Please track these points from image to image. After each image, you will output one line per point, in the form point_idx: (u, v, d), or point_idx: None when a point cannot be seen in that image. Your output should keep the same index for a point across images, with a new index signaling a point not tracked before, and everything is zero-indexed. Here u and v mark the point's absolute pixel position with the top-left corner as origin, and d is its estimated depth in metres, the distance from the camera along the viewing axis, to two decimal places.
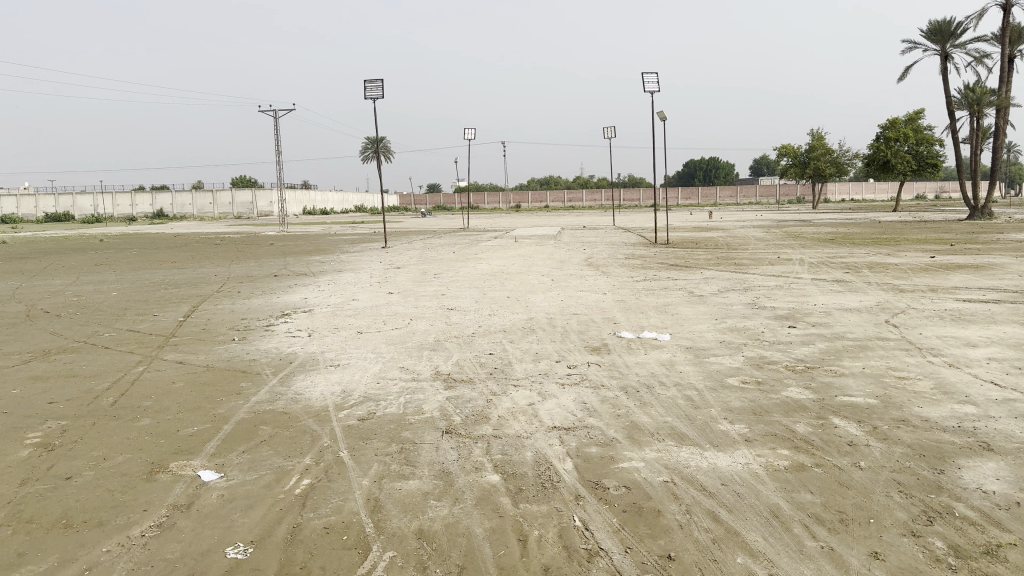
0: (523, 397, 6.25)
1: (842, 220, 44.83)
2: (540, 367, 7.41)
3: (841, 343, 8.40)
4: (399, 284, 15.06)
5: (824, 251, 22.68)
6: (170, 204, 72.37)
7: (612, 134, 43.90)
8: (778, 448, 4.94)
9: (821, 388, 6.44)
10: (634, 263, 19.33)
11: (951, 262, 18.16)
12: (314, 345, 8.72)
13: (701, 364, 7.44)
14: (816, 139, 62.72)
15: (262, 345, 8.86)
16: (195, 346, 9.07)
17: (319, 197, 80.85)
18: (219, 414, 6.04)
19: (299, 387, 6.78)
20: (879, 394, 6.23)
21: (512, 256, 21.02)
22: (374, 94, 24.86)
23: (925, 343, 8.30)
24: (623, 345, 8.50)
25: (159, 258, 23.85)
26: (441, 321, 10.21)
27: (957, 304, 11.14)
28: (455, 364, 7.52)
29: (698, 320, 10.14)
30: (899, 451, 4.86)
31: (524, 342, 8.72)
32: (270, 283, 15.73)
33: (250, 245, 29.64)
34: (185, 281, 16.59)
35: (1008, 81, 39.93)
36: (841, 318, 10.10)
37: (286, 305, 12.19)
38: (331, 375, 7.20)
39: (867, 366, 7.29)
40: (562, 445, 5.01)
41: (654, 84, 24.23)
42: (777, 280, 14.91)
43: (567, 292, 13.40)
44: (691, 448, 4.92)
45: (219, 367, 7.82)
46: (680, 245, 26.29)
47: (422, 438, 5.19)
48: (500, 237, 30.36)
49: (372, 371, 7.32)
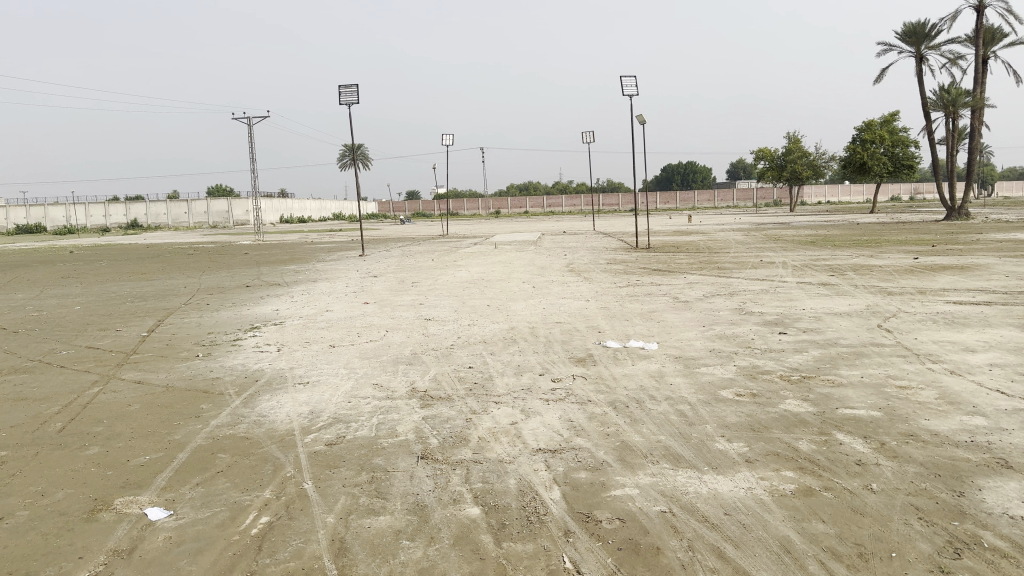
0: (504, 416, 5.82)
1: (820, 222, 44.97)
2: (523, 381, 7.00)
3: (835, 350, 8.06)
4: (376, 293, 14.58)
5: (805, 254, 22.47)
6: (145, 214, 71.12)
7: (590, 138, 43.70)
8: (782, 470, 4.55)
9: (820, 400, 6.08)
10: (616, 268, 19.01)
11: (935, 263, 17.99)
12: (283, 361, 8.23)
13: (693, 375, 7.05)
14: (793, 141, 62.98)
15: (227, 361, 8.39)
16: (156, 363, 8.56)
17: (296, 205, 80.00)
18: (174, 441, 5.62)
19: (263, 408, 6.34)
20: (882, 406, 5.87)
21: (492, 263, 20.59)
22: (348, 99, 24.38)
23: (923, 349, 7.97)
24: (609, 355, 8.10)
25: (128, 270, 23.16)
26: (418, 332, 9.78)
27: (949, 307, 10.87)
28: (432, 379, 7.09)
29: (686, 327, 9.76)
30: (912, 470, 4.50)
31: (505, 353, 8.31)
32: (242, 294, 15.19)
33: (223, 255, 28.96)
34: (153, 294, 16.00)
35: (982, 82, 40.16)
36: (831, 323, 9.76)
37: (256, 318, 11.68)
38: (298, 394, 6.75)
39: (866, 374, 6.95)
40: (548, 470, 4.59)
41: (632, 87, 23.94)
42: (761, 284, 14.61)
43: (549, 300, 13.00)
44: (689, 471, 4.53)
45: (179, 386, 7.36)
46: (661, 249, 26.02)
47: (395, 465, 4.75)
48: (480, 243, 29.98)
49: (343, 389, 6.87)
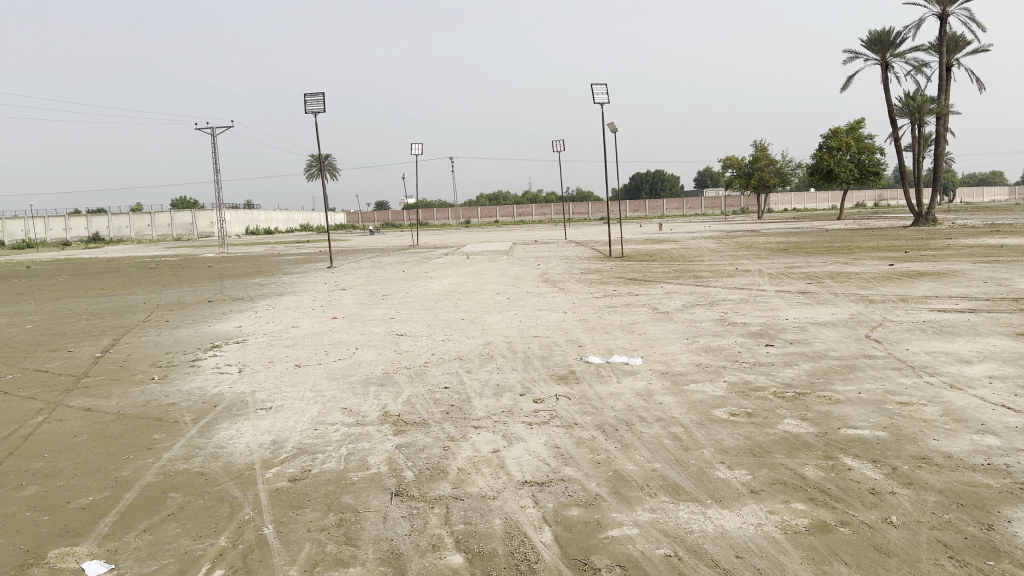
0: (485, 443, 5.37)
1: (790, 229, 45.18)
2: (503, 403, 6.55)
3: (827, 363, 7.72)
4: (345, 307, 14.06)
5: (780, 261, 22.36)
6: (107, 227, 69.47)
7: (560, 147, 43.58)
8: (792, 502, 4.16)
9: (820, 419, 5.72)
10: (591, 278, 18.69)
11: (911, 269, 17.91)
12: (244, 384, 7.70)
13: (682, 393, 6.66)
14: (760, 150, 63.48)
15: (184, 385, 7.85)
16: (107, 388, 8.00)
17: (263, 216, 78.86)
18: (121, 479, 5.11)
19: (222, 439, 5.84)
20: (886, 426, 5.53)
21: (464, 274, 20.16)
22: (315, 108, 23.85)
23: (917, 361, 7.67)
24: (592, 372, 7.68)
25: (86, 285, 22.30)
26: (389, 349, 9.30)
27: (934, 315, 10.64)
28: (406, 402, 6.62)
29: (669, 340, 9.39)
30: (931, 499, 4.14)
31: (482, 371, 7.87)
32: (204, 309, 14.57)
33: (186, 269, 28.13)
34: (110, 310, 15.29)
35: (946, 89, 40.68)
36: (817, 333, 9.46)
37: (218, 335, 11.12)
38: (260, 422, 6.25)
39: (863, 390, 6.62)
40: (537, 507, 4.16)
41: (603, 95, 23.71)
42: (740, 293, 14.34)
43: (525, 312, 12.58)
44: (691, 506, 4.12)
45: (131, 414, 6.82)
46: (634, 258, 25.77)
47: (366, 505, 4.28)
48: (451, 254, 29.55)
49: (309, 415, 6.37)
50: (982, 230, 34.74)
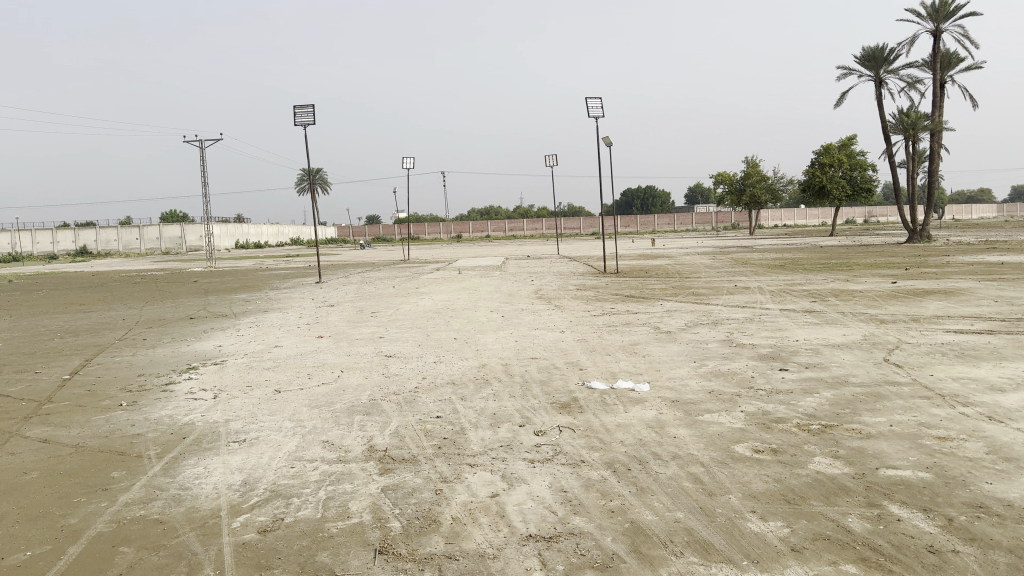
0: (482, 485, 4.76)
1: (783, 245, 44.74)
2: (501, 436, 5.94)
3: (849, 391, 7.15)
4: (332, 325, 13.41)
5: (780, 278, 21.87)
6: (95, 240, 68.49)
7: (553, 161, 43.15)
8: (841, 564, 3.59)
9: (854, 457, 5.16)
10: (587, 295, 18.13)
11: (916, 287, 17.42)
12: (218, 412, 7.07)
13: (698, 424, 6.07)
14: (751, 166, 63.35)
15: (153, 413, 7.22)
16: (70, 415, 7.36)
17: (252, 230, 78.02)
18: (69, 528, 4.48)
19: (187, 480, 5.21)
20: (929, 466, 4.97)
21: (457, 290, 19.55)
22: (304, 120, 23.29)
23: (946, 389, 7.11)
24: (597, 400, 7.08)
25: (65, 301, 21.56)
26: (377, 372, 8.69)
27: (951, 337, 10.11)
28: (393, 434, 6.01)
29: (676, 363, 8.80)
30: (1002, 561, 3.58)
31: (477, 398, 7.26)
32: (185, 327, 13.90)
33: (171, 283, 27.37)
34: (87, 328, 14.58)
35: (940, 105, 40.52)
36: (832, 356, 8.91)
37: (195, 356, 10.47)
38: (230, 459, 5.63)
39: (893, 422, 6.06)
40: (545, 570, 3.56)
41: (598, 109, 23.25)
42: (743, 311, 13.78)
43: (521, 331, 11.98)
44: (724, 569, 3.54)
45: (90, 447, 6.19)
46: (630, 274, 25.22)
47: (345, 566, 3.69)
48: (443, 269, 28.97)
49: (286, 449, 5.75)
50: (978, 246, 34.42)
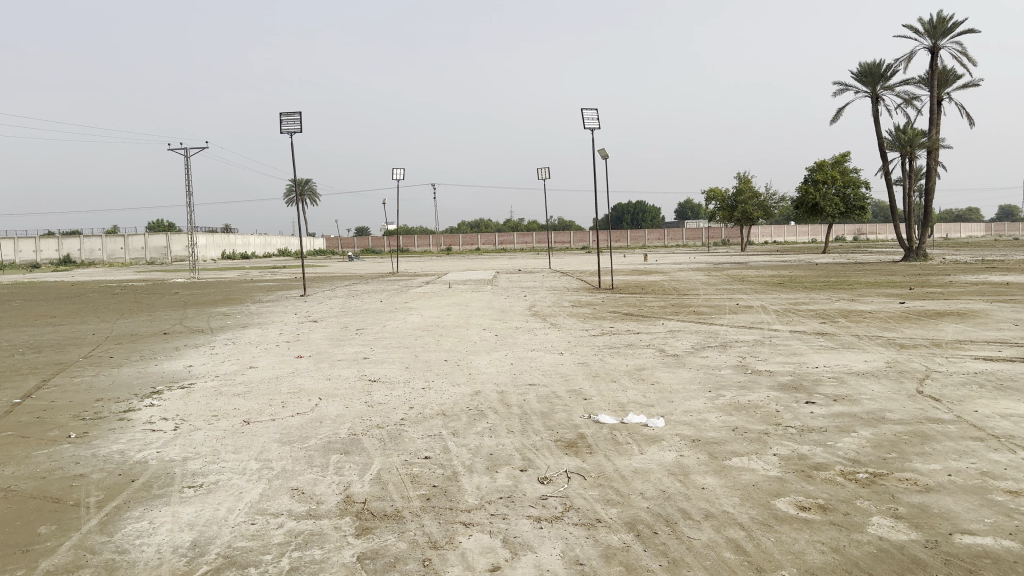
0: (481, 554, 3.93)
1: (778, 262, 44.14)
2: (501, 483, 5.11)
3: (890, 431, 6.35)
4: (314, 343, 12.51)
5: (782, 296, 21.10)
6: (79, 248, 67.26)
7: (546, 174, 42.52)
8: None
9: (920, 519, 4.36)
10: (584, 312, 17.32)
11: (926, 307, 16.70)
12: (176, 448, 6.20)
13: (728, 471, 5.26)
14: (744, 181, 62.94)
15: (103, 448, 6.35)
16: (9, 449, 6.46)
17: (239, 240, 76.81)
18: None
19: (127, 541, 4.34)
20: (1011, 531, 4.16)
21: (447, 306, 18.68)
22: (290, 128, 22.48)
23: (999, 429, 6.31)
24: (607, 438, 6.25)
25: (35, 313, 20.47)
26: (359, 400, 7.82)
27: (983, 365, 9.32)
28: (375, 481, 5.16)
29: (689, 393, 7.98)
30: None
31: (471, 435, 6.41)
32: (156, 344, 12.96)
33: (150, 295, 26.24)
34: (53, 343, 13.63)
35: (937, 123, 40.07)
36: (859, 387, 8.11)
37: (161, 378, 9.57)
38: (182, 510, 4.78)
39: (952, 471, 5.25)
40: None
41: (594, 120, 22.53)
42: (751, 333, 12.99)
43: (516, 353, 11.14)
44: None
45: (23, 492, 5.31)
46: (626, 290, 24.41)
47: None
48: (432, 282, 28.16)
49: (247, 499, 4.90)
50: (978, 266, 33.72)
